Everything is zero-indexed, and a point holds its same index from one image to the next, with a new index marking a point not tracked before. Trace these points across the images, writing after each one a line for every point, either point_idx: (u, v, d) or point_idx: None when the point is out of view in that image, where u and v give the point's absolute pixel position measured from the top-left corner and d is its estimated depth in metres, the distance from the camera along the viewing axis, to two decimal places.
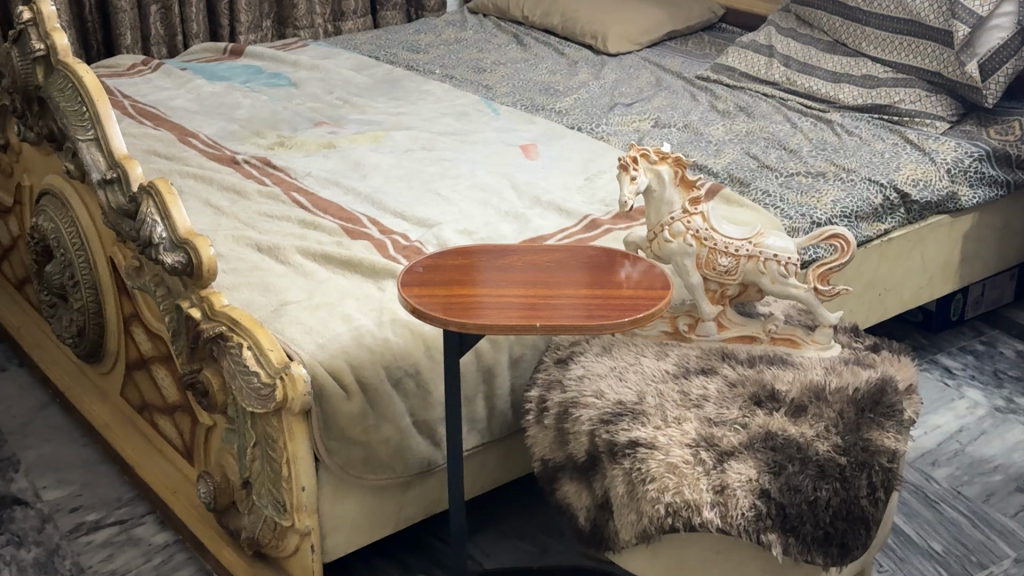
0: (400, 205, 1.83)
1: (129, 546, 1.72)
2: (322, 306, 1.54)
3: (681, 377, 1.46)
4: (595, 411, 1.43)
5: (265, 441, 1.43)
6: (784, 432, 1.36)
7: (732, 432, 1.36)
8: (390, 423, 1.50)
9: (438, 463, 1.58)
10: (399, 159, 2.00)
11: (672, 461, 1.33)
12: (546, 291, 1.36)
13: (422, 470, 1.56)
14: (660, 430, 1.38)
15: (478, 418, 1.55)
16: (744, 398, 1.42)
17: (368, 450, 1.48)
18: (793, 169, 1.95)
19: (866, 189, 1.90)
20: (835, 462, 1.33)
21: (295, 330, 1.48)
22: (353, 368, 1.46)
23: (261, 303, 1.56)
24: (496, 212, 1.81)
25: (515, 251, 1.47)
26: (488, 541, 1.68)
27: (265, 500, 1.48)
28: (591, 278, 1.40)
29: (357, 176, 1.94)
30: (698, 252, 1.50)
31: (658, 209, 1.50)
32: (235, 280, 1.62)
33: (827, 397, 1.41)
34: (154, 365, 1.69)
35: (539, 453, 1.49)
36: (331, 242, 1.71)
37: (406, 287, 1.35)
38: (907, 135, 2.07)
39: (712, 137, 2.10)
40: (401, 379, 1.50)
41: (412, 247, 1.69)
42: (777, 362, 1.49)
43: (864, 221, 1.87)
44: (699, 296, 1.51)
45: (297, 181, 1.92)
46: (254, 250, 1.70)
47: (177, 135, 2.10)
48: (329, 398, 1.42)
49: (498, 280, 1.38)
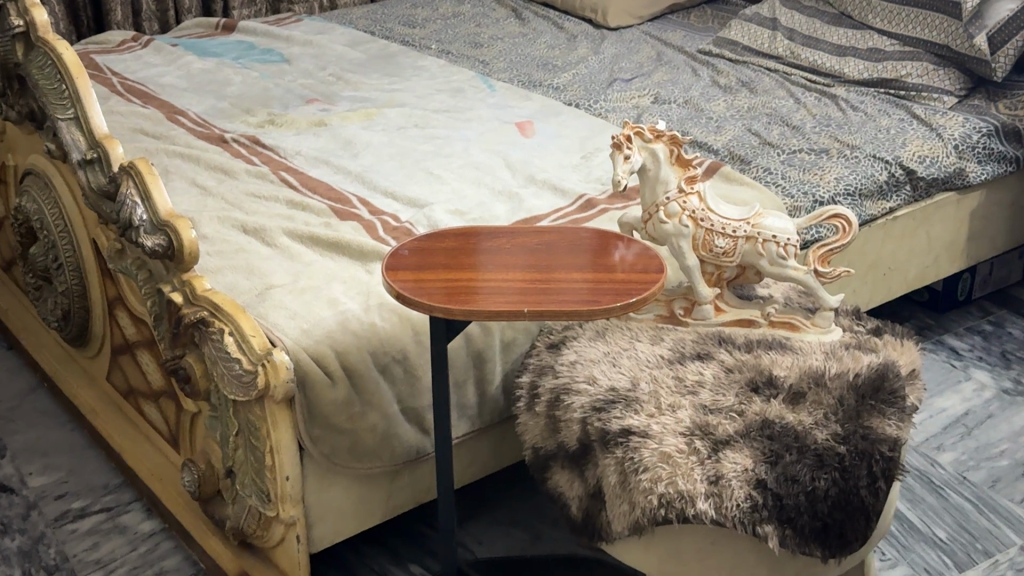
0: (391, 184, 1.78)
1: (115, 535, 1.68)
2: (307, 291, 1.50)
3: (676, 363, 1.42)
4: (588, 398, 1.38)
5: (248, 430, 1.40)
6: (782, 420, 1.31)
7: (728, 420, 1.32)
8: (377, 410, 1.46)
9: (428, 451, 1.54)
10: (391, 136, 1.96)
11: (665, 450, 1.29)
12: (538, 274, 1.31)
13: (412, 459, 1.52)
14: (654, 417, 1.33)
15: (468, 404, 1.51)
16: (741, 384, 1.37)
17: (354, 439, 1.44)
18: (796, 146, 1.90)
19: (870, 166, 1.85)
20: (835, 452, 1.28)
21: (279, 315, 1.44)
22: (339, 355, 1.41)
23: (246, 286, 1.52)
24: (489, 191, 1.76)
25: (505, 233, 1.42)
26: (481, 529, 1.64)
27: (249, 489, 1.44)
28: (584, 261, 1.35)
29: (348, 155, 1.89)
30: (695, 234, 1.45)
31: (653, 188, 1.45)
32: (219, 263, 1.57)
33: (827, 383, 1.37)
34: (138, 350, 1.65)
35: (529, 441, 1.45)
36: (319, 223, 1.67)
37: (392, 271, 1.30)
38: (914, 109, 2.01)
39: (713, 113, 2.05)
40: (388, 365, 1.46)
41: (401, 229, 1.65)
42: (776, 346, 1.44)
43: (869, 199, 1.82)
44: (696, 278, 1.46)
45: (286, 161, 1.87)
46: (240, 232, 1.66)
47: (166, 113, 2.05)
48: (314, 385, 1.38)
49: (489, 262, 1.33)
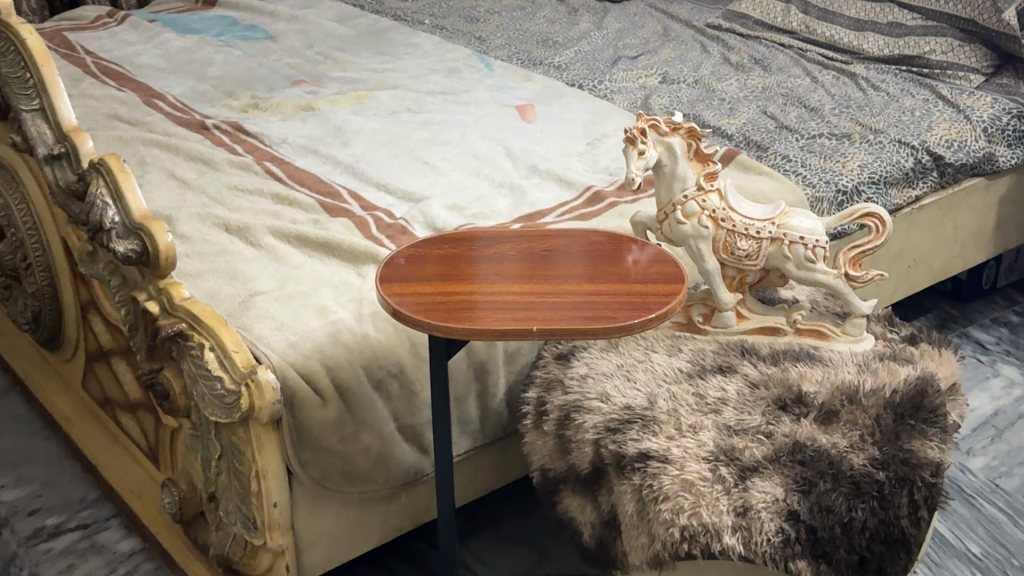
0: (384, 175, 1.66)
1: (92, 555, 1.57)
2: (294, 298, 1.39)
3: (696, 377, 1.31)
4: (601, 418, 1.27)
5: (232, 453, 1.29)
6: (814, 442, 1.21)
7: (755, 443, 1.21)
8: (372, 430, 1.34)
9: (427, 471, 1.43)
10: (383, 122, 1.83)
11: (686, 477, 1.18)
12: (546, 285, 1.20)
13: (409, 480, 1.41)
14: (674, 440, 1.22)
15: (470, 419, 1.39)
16: (768, 402, 1.26)
17: (347, 461, 1.32)
18: (815, 130, 1.78)
19: (896, 152, 1.73)
20: (873, 479, 1.17)
21: (264, 326, 1.33)
22: (330, 371, 1.30)
23: (228, 292, 1.41)
24: (489, 183, 1.64)
25: (508, 237, 1.30)
26: (483, 546, 1.54)
27: (233, 516, 1.32)
28: (597, 267, 1.23)
29: (337, 143, 1.77)
30: (715, 235, 1.33)
31: (669, 185, 1.33)
32: (200, 266, 1.46)
33: (861, 400, 1.26)
34: (113, 358, 1.54)
35: (537, 462, 1.34)
36: (307, 221, 1.55)
37: (386, 284, 1.18)
38: (938, 89, 1.89)
39: (725, 93, 1.93)
40: (383, 380, 1.34)
41: (396, 226, 1.53)
42: (804, 358, 1.33)
43: (894, 187, 1.71)
44: (717, 283, 1.35)
45: (271, 150, 1.75)
46: (222, 231, 1.54)
47: (142, 97, 1.93)
48: (303, 405, 1.27)
49: (491, 273, 1.22)
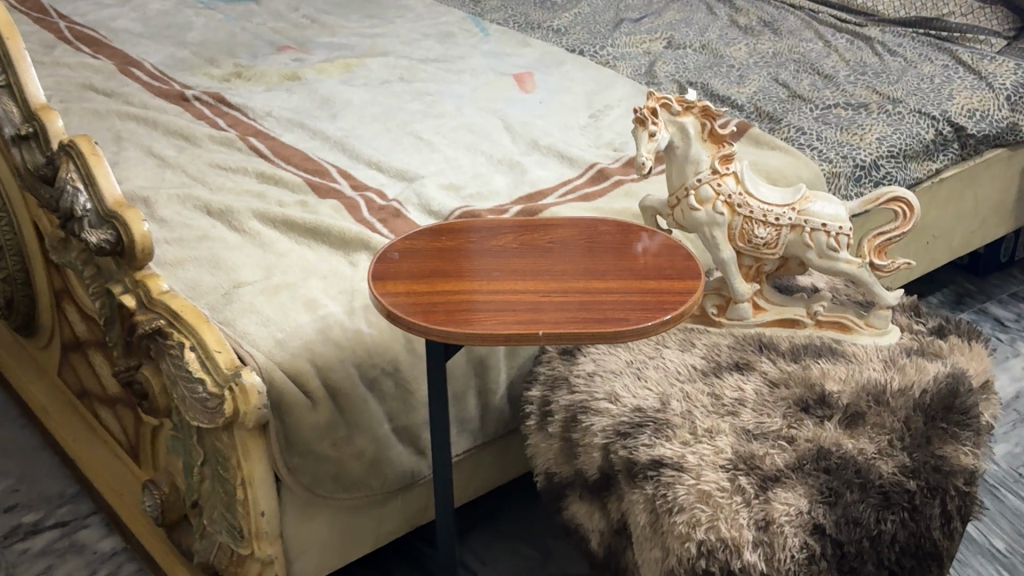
0: (375, 152, 1.57)
1: (71, 556, 1.50)
2: (281, 290, 1.30)
3: (711, 375, 1.23)
4: (609, 421, 1.19)
5: (216, 460, 1.20)
6: (840, 448, 1.13)
7: (776, 449, 1.13)
8: (366, 432, 1.26)
9: (423, 474, 1.34)
10: (374, 92, 1.74)
11: (703, 488, 1.09)
12: (551, 282, 1.11)
13: (405, 483, 1.32)
14: (689, 446, 1.14)
15: (469, 418, 1.31)
16: (789, 403, 1.18)
17: (338, 466, 1.24)
18: (830, 99, 1.70)
19: (916, 123, 1.64)
20: (904, 489, 1.09)
21: (249, 321, 1.24)
22: (320, 371, 1.22)
23: (211, 282, 1.32)
24: (486, 160, 1.55)
25: (510, 227, 1.21)
26: (485, 545, 1.46)
27: (217, 525, 1.24)
28: (607, 262, 1.14)
29: (325, 116, 1.67)
30: (731, 222, 1.25)
31: (683, 168, 1.24)
32: (180, 253, 1.37)
33: (889, 401, 1.17)
34: (90, 350, 1.45)
35: (541, 465, 1.26)
36: (293, 203, 1.46)
37: (380, 282, 1.10)
38: (958, 54, 1.81)
39: (733, 60, 1.84)
40: (377, 379, 1.26)
41: (389, 208, 1.44)
42: (825, 354, 1.25)
43: (914, 160, 1.62)
44: (733, 273, 1.26)
45: (255, 123, 1.65)
46: (204, 215, 1.45)
47: (118, 65, 1.83)
48: (292, 408, 1.19)
49: (493, 268, 1.13)
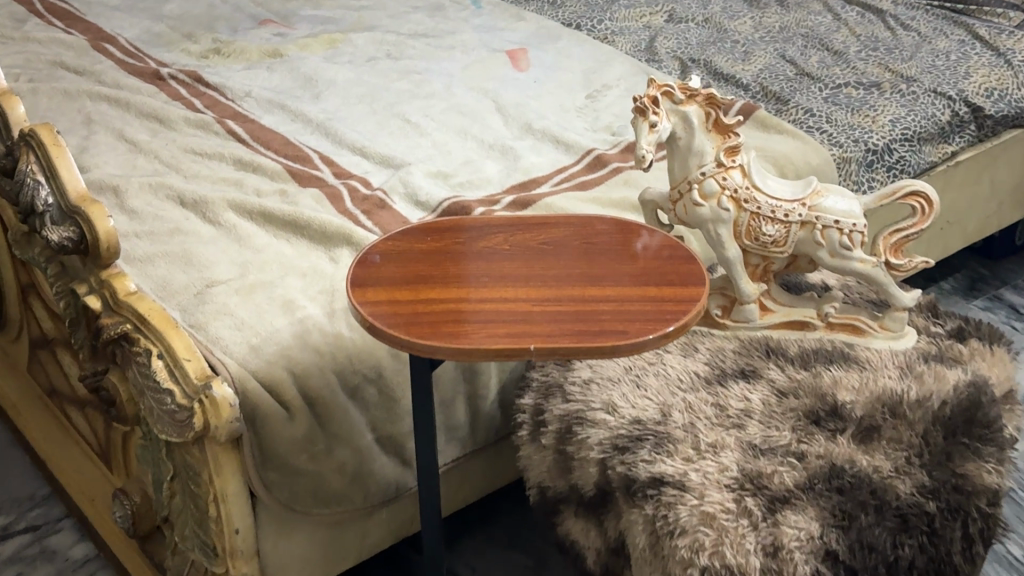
0: (360, 136, 1.49)
1: (41, 563, 1.42)
2: (257, 290, 1.22)
3: (715, 384, 1.15)
4: (606, 434, 1.11)
5: (187, 475, 1.12)
6: (853, 465, 1.05)
7: (785, 467, 1.05)
8: (346, 444, 1.18)
9: (409, 485, 1.27)
10: (359, 69, 1.65)
11: (706, 509, 1.01)
12: (545, 289, 1.03)
13: (389, 496, 1.25)
14: (692, 463, 1.06)
15: (458, 425, 1.23)
16: (798, 415, 1.10)
17: (318, 480, 1.17)
18: (840, 78, 1.62)
19: (931, 104, 1.55)
20: (923, 511, 1.01)
21: (222, 324, 1.17)
22: (297, 380, 1.14)
23: (182, 280, 1.24)
24: (477, 145, 1.47)
25: (501, 225, 1.13)
26: (475, 553, 1.39)
27: (189, 542, 1.17)
28: (604, 265, 1.06)
29: (308, 97, 1.58)
30: (737, 218, 1.16)
31: (685, 160, 1.16)
32: (151, 249, 1.29)
33: (906, 413, 1.10)
34: (58, 349, 1.37)
35: (534, 478, 1.18)
36: (272, 193, 1.38)
37: (359, 289, 1.02)
38: (975, 29, 1.73)
39: (738, 35, 1.77)
40: (359, 387, 1.18)
41: (373, 198, 1.36)
42: (837, 359, 1.17)
43: (928, 143, 1.54)
44: (738, 272, 1.18)
45: (233, 104, 1.57)
46: (177, 206, 1.37)
47: (90, 40, 1.74)
48: (267, 420, 1.11)
49: (482, 273, 1.05)
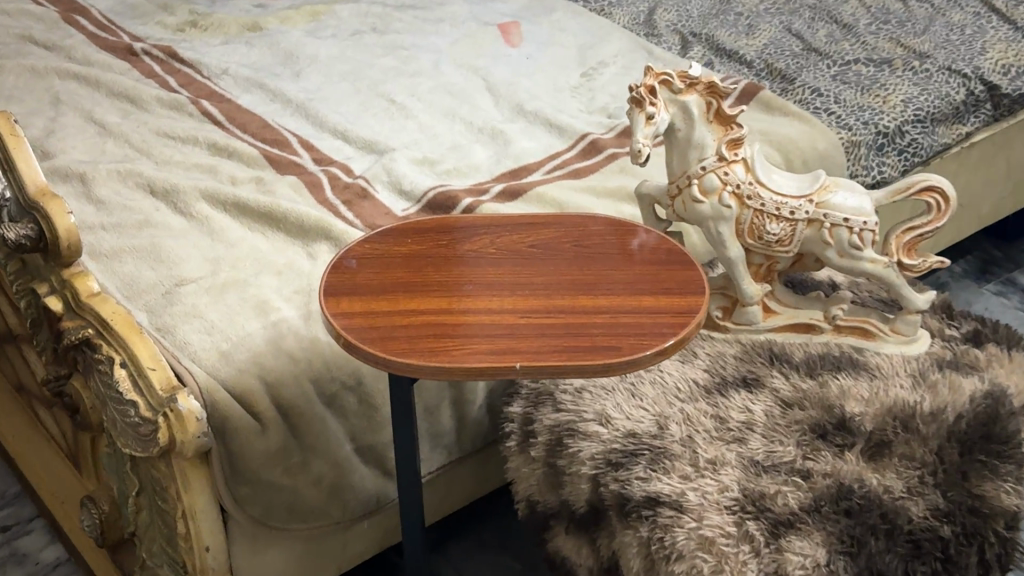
0: (342, 118, 1.41)
1: (10, 567, 1.36)
2: (229, 289, 1.15)
3: (716, 393, 1.08)
4: (599, 447, 1.04)
5: (153, 490, 1.06)
6: (863, 485, 0.98)
7: (789, 486, 0.98)
8: (324, 457, 1.11)
9: (391, 496, 1.20)
10: (343, 45, 1.59)
11: (705, 533, 0.94)
12: (533, 300, 0.96)
13: (370, 508, 1.18)
14: (690, 481, 0.99)
15: (443, 432, 1.16)
16: (804, 430, 1.03)
17: (293, 495, 1.10)
18: (849, 55, 1.55)
19: (945, 82, 1.47)
20: (936, 537, 0.94)
21: (190, 328, 1.09)
22: (270, 389, 1.07)
23: (149, 277, 1.17)
24: (465, 128, 1.40)
25: (488, 225, 1.06)
26: (464, 557, 1.33)
27: (158, 558, 1.10)
28: (597, 272, 0.99)
29: (287, 74, 1.51)
30: (739, 216, 1.09)
31: (684, 154, 1.09)
32: (118, 242, 1.21)
33: (919, 427, 1.03)
34: (22, 346, 1.30)
35: (523, 491, 1.11)
36: (248, 180, 1.30)
37: (333, 298, 0.95)
38: (991, 2, 1.67)
39: (742, 7, 1.71)
40: (337, 394, 1.11)
41: (355, 187, 1.28)
42: (845, 366, 1.10)
43: (942, 124, 1.46)
44: (740, 272, 1.11)
45: (209, 83, 1.49)
46: (148, 195, 1.29)
47: (61, 11, 1.66)
48: (237, 433, 1.04)
49: (467, 281, 0.98)
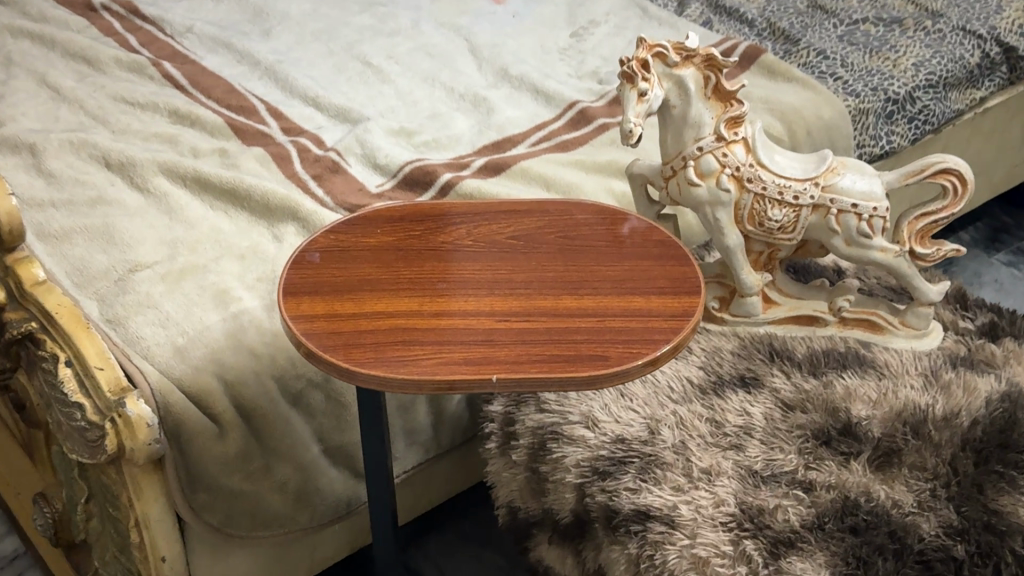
0: (313, 83, 1.32)
1: None
2: (186, 276, 1.06)
3: (712, 394, 1.00)
4: (585, 454, 0.96)
5: (104, 497, 0.98)
6: (870, 497, 0.89)
7: (789, 500, 0.89)
8: (289, 461, 1.04)
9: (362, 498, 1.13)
10: (315, 2, 1.51)
11: (698, 551, 0.86)
12: (513, 301, 0.87)
13: (340, 511, 1.11)
14: (683, 494, 0.91)
15: (419, 429, 1.08)
16: (806, 435, 0.95)
17: (256, 501, 1.03)
18: (858, 13, 1.47)
19: (959, 43, 1.38)
20: (949, 557, 0.85)
21: (143, 320, 1.00)
22: (228, 388, 0.98)
23: (100, 262, 1.07)
24: (444, 94, 1.31)
25: (465, 215, 0.98)
26: (443, 552, 1.26)
27: (111, 567, 1.03)
28: (583, 268, 0.91)
29: (257, 34, 1.43)
30: (739, 200, 1.00)
31: (680, 133, 1.00)
32: (68, 221, 1.11)
33: (931, 433, 0.95)
34: None
35: (503, 496, 1.04)
36: (210, 152, 1.21)
37: (293, 298, 0.86)
38: None
39: None
40: (303, 392, 1.03)
41: (326, 160, 1.20)
42: (851, 364, 1.02)
43: (956, 89, 1.37)
44: (739, 261, 1.03)
45: (173, 42, 1.41)
46: (103, 168, 1.20)
47: None
48: (193, 438, 0.95)
49: (439, 279, 0.89)
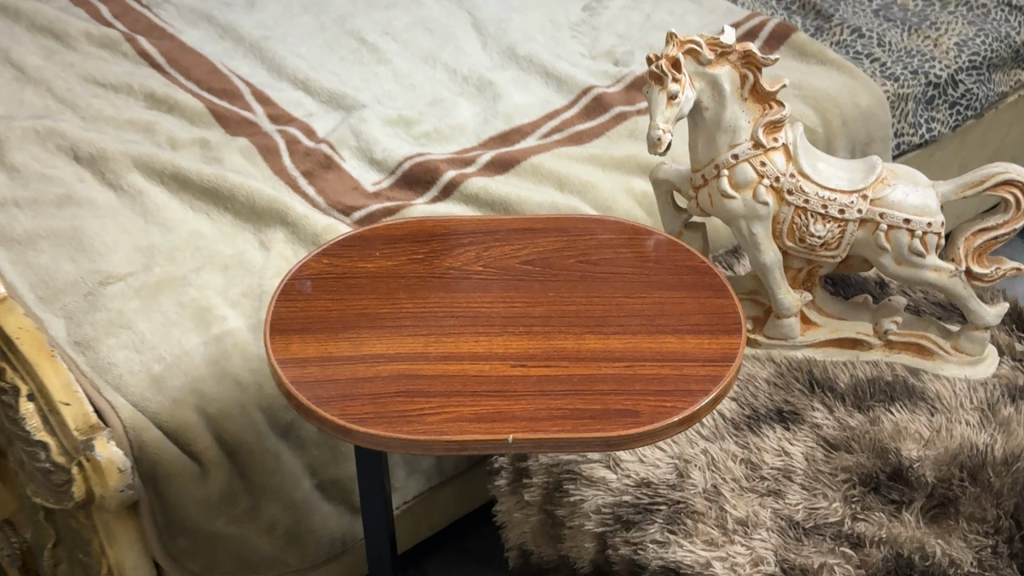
0: (303, 64, 1.22)
1: None
2: (164, 289, 0.96)
3: (747, 430, 0.91)
4: (608, 499, 0.87)
5: (73, 543, 0.88)
6: (926, 554, 0.79)
7: (836, 557, 0.79)
8: (279, 500, 0.95)
9: (357, 535, 1.05)
10: None
11: None
12: (529, 341, 0.77)
13: (333, 550, 1.03)
14: (717, 547, 0.81)
15: (421, 458, 0.99)
16: (852, 480, 0.86)
17: (242, 545, 0.94)
18: None
19: (1004, 22, 1.29)
20: None
21: (115, 343, 0.89)
22: (212, 424, 0.88)
23: (67, 273, 0.96)
24: (447, 77, 1.22)
25: (474, 239, 0.88)
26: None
27: None
28: (606, 302, 0.81)
29: (239, 4, 1.35)
30: (778, 214, 0.90)
31: (711, 138, 0.89)
32: (32, 224, 1.00)
33: (991, 480, 0.86)
34: None
35: (514, 539, 0.96)
36: (190, 142, 1.11)
37: (282, 337, 0.76)
38: None
39: None
40: (294, 425, 0.93)
41: (318, 153, 1.09)
42: (899, 398, 0.93)
43: (1000, 70, 1.27)
44: (776, 280, 0.93)
45: (149, 13, 1.31)
46: (71, 161, 1.09)
47: None
48: (171, 478, 0.85)
49: (446, 314, 0.79)
